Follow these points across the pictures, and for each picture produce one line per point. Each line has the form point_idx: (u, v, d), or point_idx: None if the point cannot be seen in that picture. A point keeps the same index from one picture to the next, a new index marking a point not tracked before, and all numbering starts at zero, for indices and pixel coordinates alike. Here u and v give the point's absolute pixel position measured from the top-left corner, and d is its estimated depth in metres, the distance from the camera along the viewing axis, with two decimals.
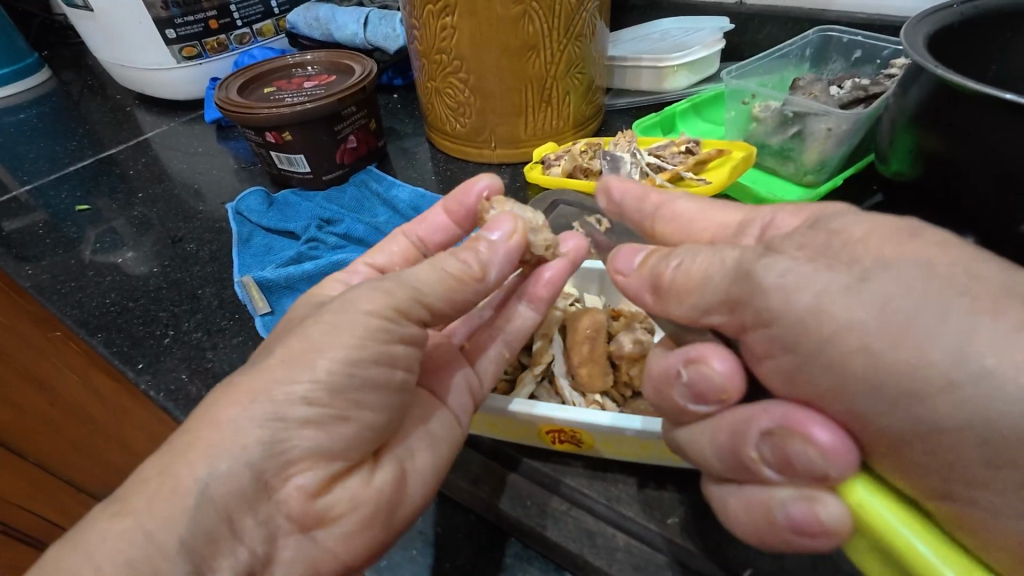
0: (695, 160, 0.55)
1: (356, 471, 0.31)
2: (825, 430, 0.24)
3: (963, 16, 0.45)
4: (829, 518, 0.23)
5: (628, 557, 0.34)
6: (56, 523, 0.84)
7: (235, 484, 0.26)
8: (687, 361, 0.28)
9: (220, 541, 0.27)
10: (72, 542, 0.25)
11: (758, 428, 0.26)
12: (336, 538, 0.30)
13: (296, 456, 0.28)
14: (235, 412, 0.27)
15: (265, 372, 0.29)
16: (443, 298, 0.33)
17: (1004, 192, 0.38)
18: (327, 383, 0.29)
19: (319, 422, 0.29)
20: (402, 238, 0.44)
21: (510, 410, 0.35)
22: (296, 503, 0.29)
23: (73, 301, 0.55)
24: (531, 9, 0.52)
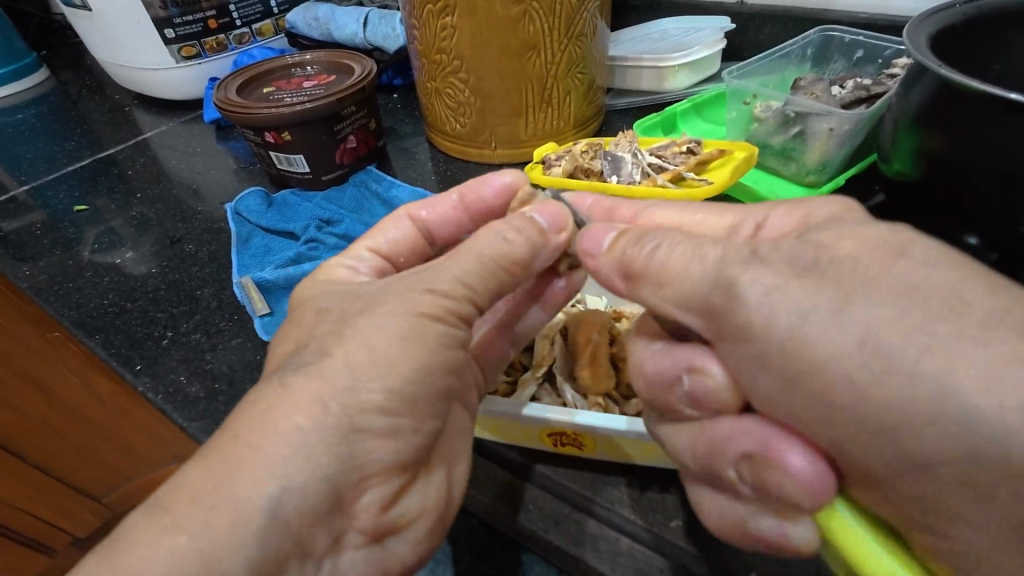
0: (696, 160, 0.55)
1: (418, 481, 0.31)
2: (801, 456, 0.24)
3: (965, 16, 0.44)
4: (800, 539, 0.25)
5: (631, 560, 0.34)
6: (53, 524, 0.85)
7: (308, 500, 0.26)
8: (689, 369, 0.30)
9: (289, 556, 0.26)
10: (112, 560, 0.24)
11: (738, 449, 0.27)
12: (405, 544, 0.30)
13: (372, 470, 0.28)
14: (303, 421, 0.26)
15: (331, 370, 0.28)
16: (489, 286, 0.32)
17: (1008, 190, 0.38)
18: (400, 393, 0.28)
19: (396, 433, 0.29)
20: (408, 222, 0.42)
21: (512, 413, 0.35)
22: (369, 516, 0.28)
23: (71, 303, 0.54)
24: (531, 9, 0.52)
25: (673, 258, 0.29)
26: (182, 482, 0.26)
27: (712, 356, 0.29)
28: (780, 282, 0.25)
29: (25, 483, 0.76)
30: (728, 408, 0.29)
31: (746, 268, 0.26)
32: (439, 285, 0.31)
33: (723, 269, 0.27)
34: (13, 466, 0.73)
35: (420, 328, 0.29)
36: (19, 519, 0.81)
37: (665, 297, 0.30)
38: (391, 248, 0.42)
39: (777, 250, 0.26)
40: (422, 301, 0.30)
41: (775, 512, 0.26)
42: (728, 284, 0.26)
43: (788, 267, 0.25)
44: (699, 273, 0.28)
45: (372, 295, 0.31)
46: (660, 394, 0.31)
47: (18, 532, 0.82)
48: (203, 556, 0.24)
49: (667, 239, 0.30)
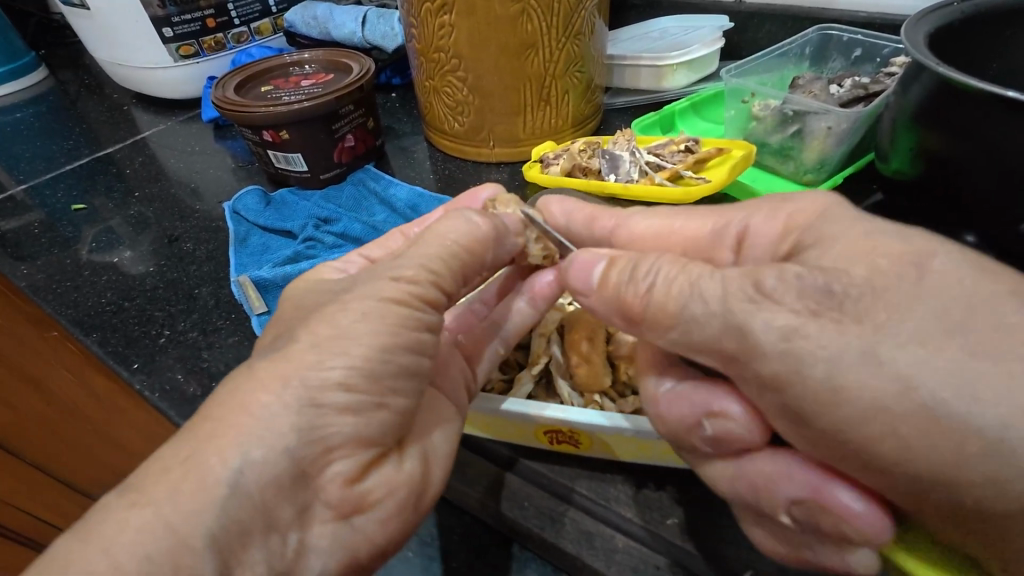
0: (694, 159, 0.55)
1: (388, 457, 0.30)
2: (854, 497, 0.25)
3: (964, 15, 0.44)
4: (860, 566, 0.26)
5: (627, 558, 0.34)
6: (49, 523, 0.85)
7: (268, 472, 0.26)
8: (708, 415, 0.29)
9: (252, 531, 0.26)
10: (82, 533, 0.24)
11: (786, 494, 0.27)
12: (373, 523, 0.29)
13: (336, 443, 0.27)
14: (266, 397, 0.26)
15: (294, 356, 0.27)
16: (452, 269, 0.33)
17: (1007, 187, 0.38)
18: (361, 368, 0.28)
19: (358, 408, 0.28)
20: (400, 236, 0.42)
21: (506, 410, 0.35)
22: (336, 489, 0.28)
23: (68, 301, 0.54)
24: (529, 8, 0.52)
25: (674, 295, 0.29)
26: (155, 459, 0.26)
27: (731, 396, 0.29)
28: (798, 323, 0.24)
29: (25, 484, 0.77)
30: (755, 446, 0.29)
31: (756, 309, 0.25)
32: (406, 273, 0.31)
33: (730, 303, 0.26)
34: (12, 466, 0.74)
35: (383, 310, 0.29)
36: (18, 519, 0.81)
37: (675, 339, 0.29)
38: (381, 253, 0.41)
39: (785, 284, 0.26)
40: (389, 287, 0.30)
41: (830, 541, 0.26)
42: (743, 312, 0.26)
43: (803, 304, 0.25)
44: (703, 313, 0.27)
45: (348, 284, 0.32)
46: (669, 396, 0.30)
47: (15, 531, 0.82)
48: (168, 529, 0.24)
49: (662, 270, 0.30)
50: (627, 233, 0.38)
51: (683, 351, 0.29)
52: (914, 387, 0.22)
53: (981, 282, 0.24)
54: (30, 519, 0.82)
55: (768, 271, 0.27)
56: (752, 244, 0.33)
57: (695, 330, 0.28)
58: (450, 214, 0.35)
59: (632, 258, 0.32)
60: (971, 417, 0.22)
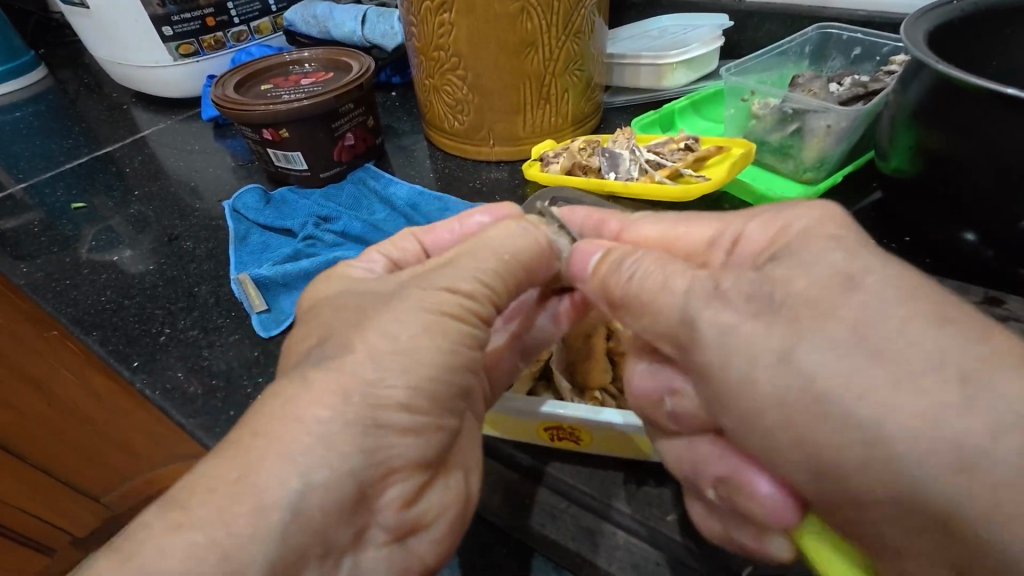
0: (694, 157, 0.55)
1: (437, 478, 0.31)
2: (766, 482, 0.27)
3: (964, 12, 0.44)
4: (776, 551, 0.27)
5: (627, 554, 0.34)
6: (49, 523, 0.85)
7: (332, 493, 0.26)
8: (669, 390, 0.32)
9: (309, 556, 0.25)
10: (125, 554, 0.23)
11: (713, 472, 0.29)
12: (427, 544, 0.30)
13: (396, 465, 0.28)
14: (323, 411, 0.26)
15: (351, 366, 0.27)
16: (507, 285, 0.33)
17: (1004, 185, 0.38)
18: (422, 389, 0.28)
19: (418, 430, 0.28)
20: (412, 240, 0.40)
21: (509, 407, 0.35)
22: (392, 513, 0.28)
23: (67, 300, 0.54)
24: (528, 6, 0.52)
25: (648, 288, 0.30)
26: None
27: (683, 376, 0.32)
28: (743, 320, 0.26)
29: (26, 484, 0.77)
30: (706, 428, 0.31)
31: (711, 303, 0.27)
32: (461, 286, 0.31)
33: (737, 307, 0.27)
34: (13, 466, 0.74)
35: (415, 314, 0.29)
36: (19, 519, 0.82)
37: (642, 327, 0.31)
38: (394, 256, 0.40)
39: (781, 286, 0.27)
40: (445, 300, 0.30)
41: None
42: (751, 306, 0.26)
43: (766, 297, 0.26)
44: (669, 304, 0.29)
45: (387, 291, 0.31)
46: (646, 393, 0.33)
47: (15, 530, 0.82)
48: (221, 555, 0.23)
49: (645, 266, 0.31)
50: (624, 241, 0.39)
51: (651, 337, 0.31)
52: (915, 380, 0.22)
53: None
54: (29, 518, 0.82)
55: (728, 275, 0.28)
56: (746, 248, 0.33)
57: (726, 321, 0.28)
58: (505, 223, 0.34)
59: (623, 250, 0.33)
60: None
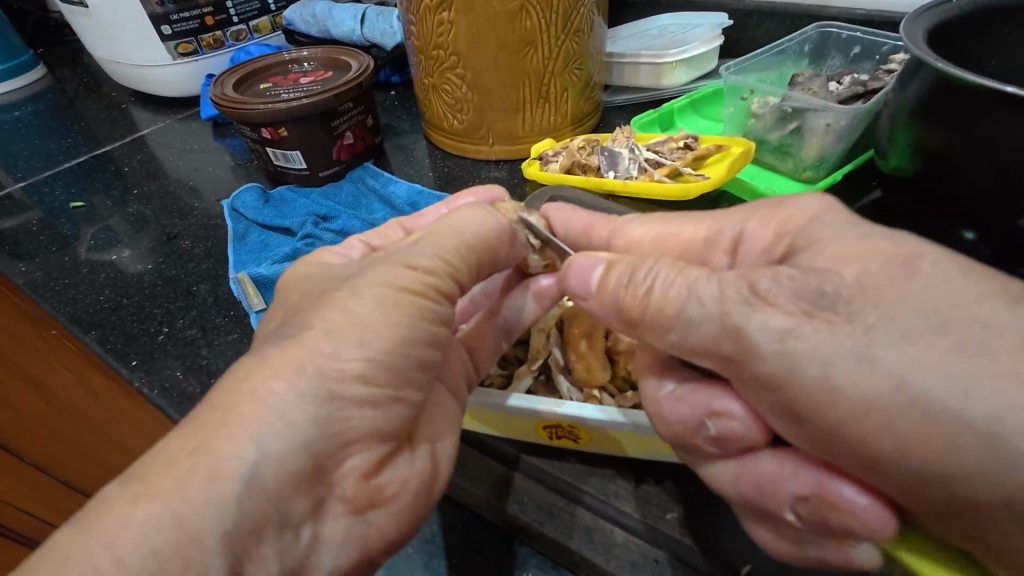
0: (693, 155, 0.55)
1: (401, 452, 0.30)
2: (857, 492, 0.25)
3: (963, 11, 0.44)
4: (861, 561, 0.26)
5: (626, 553, 0.33)
6: (48, 523, 0.85)
7: (287, 465, 0.25)
8: (710, 414, 0.30)
9: (266, 526, 0.25)
10: (83, 526, 0.23)
11: (791, 492, 0.27)
12: (387, 518, 0.29)
13: (354, 437, 0.27)
14: (279, 384, 0.26)
15: (307, 343, 0.27)
16: (467, 262, 0.33)
17: (1003, 184, 0.38)
18: (380, 361, 0.28)
19: (377, 402, 0.28)
20: (398, 227, 0.41)
21: (504, 404, 0.35)
22: (352, 483, 0.28)
23: (67, 299, 0.54)
24: (527, 4, 0.51)
25: (672, 298, 0.30)
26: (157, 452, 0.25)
27: (733, 397, 0.30)
28: (792, 325, 0.25)
29: (25, 484, 0.77)
30: (757, 445, 0.29)
31: (752, 311, 0.26)
32: (420, 262, 0.31)
33: (726, 304, 0.27)
34: (12, 465, 0.74)
35: (394, 306, 0.29)
36: (18, 519, 0.81)
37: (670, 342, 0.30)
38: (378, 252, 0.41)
39: (780, 287, 0.26)
40: (404, 276, 0.30)
41: (832, 540, 0.26)
42: (750, 302, 0.26)
43: (797, 305, 0.26)
44: (699, 315, 0.28)
45: (353, 271, 0.32)
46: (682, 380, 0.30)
47: (13, 530, 0.82)
48: (176, 524, 0.23)
49: (661, 274, 0.30)
50: (623, 239, 0.39)
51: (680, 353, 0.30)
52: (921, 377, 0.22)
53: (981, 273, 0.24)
54: (28, 519, 0.82)
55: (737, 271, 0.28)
56: (746, 249, 0.34)
57: (710, 318, 0.28)
58: (467, 207, 0.35)
59: (631, 261, 0.33)
60: (964, 411, 0.22)
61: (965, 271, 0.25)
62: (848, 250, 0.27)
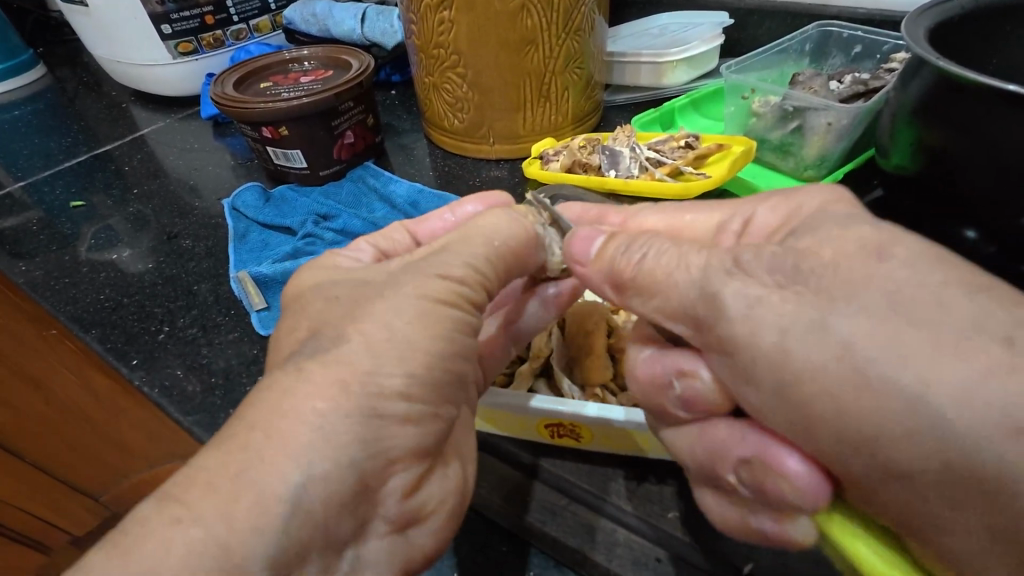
0: (694, 154, 0.55)
1: (435, 468, 0.30)
2: (798, 460, 0.25)
3: (964, 10, 0.44)
4: (798, 536, 0.26)
5: (628, 552, 0.33)
6: (50, 523, 0.85)
7: (333, 486, 0.25)
8: (679, 373, 0.31)
9: (312, 547, 0.25)
10: (122, 547, 0.23)
11: (737, 454, 0.28)
12: (426, 535, 0.30)
13: (397, 456, 0.28)
14: (322, 403, 0.26)
15: (350, 359, 0.27)
16: (497, 269, 0.33)
17: (1003, 183, 0.38)
18: (421, 377, 0.28)
19: (419, 418, 0.28)
20: (403, 230, 0.41)
21: (506, 405, 0.36)
22: (394, 502, 0.28)
23: (67, 298, 0.54)
24: (528, 3, 0.51)
25: (659, 274, 0.30)
26: None
27: (701, 360, 0.30)
28: (764, 293, 0.26)
29: (26, 484, 0.78)
30: (719, 410, 0.30)
31: (730, 310, 0.26)
32: (453, 272, 0.31)
33: (705, 296, 0.27)
34: (13, 465, 0.74)
35: (394, 306, 0.29)
36: (19, 519, 0.82)
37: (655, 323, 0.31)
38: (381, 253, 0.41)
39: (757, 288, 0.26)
40: (436, 285, 0.30)
41: (775, 514, 0.27)
42: (746, 298, 0.26)
43: (791, 293, 0.25)
44: (684, 281, 0.29)
45: (354, 276, 0.32)
46: (681, 379, 0.31)
47: (14, 530, 0.83)
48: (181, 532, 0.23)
49: (655, 246, 0.31)
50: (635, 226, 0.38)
51: (659, 318, 0.31)
52: None
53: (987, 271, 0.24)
54: (30, 519, 0.83)
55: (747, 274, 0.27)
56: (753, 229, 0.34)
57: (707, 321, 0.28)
58: (496, 213, 0.35)
59: (630, 236, 0.33)
60: None
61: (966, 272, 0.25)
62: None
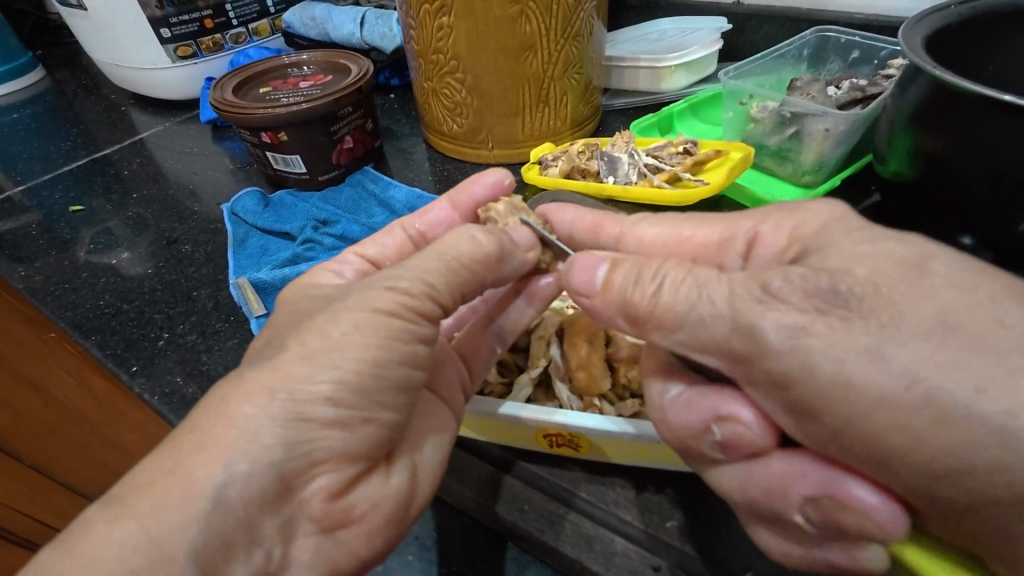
0: (692, 160, 0.55)
1: (375, 470, 0.30)
2: (869, 491, 0.25)
3: (961, 17, 0.44)
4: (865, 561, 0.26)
5: (627, 561, 0.34)
6: (48, 524, 0.85)
7: (255, 486, 0.26)
8: (718, 418, 0.30)
9: (235, 545, 0.25)
10: (90, 546, 0.24)
11: (800, 493, 0.27)
12: (357, 538, 0.30)
13: (323, 457, 0.28)
14: (249, 409, 0.27)
15: (307, 370, 0.28)
16: (452, 285, 0.33)
17: (999, 191, 0.38)
18: (352, 384, 0.28)
19: (347, 423, 0.28)
20: (400, 230, 0.43)
21: (507, 413, 0.35)
22: (319, 503, 0.28)
23: (67, 304, 0.54)
24: (527, 9, 0.52)
25: (678, 300, 0.30)
26: (167, 474, 0.26)
27: (742, 401, 0.29)
28: (806, 321, 0.25)
29: (25, 485, 0.77)
30: (766, 449, 0.29)
31: (742, 324, 0.26)
32: (400, 283, 0.31)
33: (723, 315, 0.27)
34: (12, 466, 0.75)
35: (395, 321, 0.30)
36: (16, 520, 0.81)
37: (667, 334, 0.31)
38: (379, 253, 0.42)
39: (790, 287, 0.26)
40: (382, 298, 0.30)
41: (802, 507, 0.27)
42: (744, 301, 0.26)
43: (810, 303, 0.26)
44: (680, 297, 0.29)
45: (356, 293, 0.32)
46: (688, 425, 0.31)
47: (11, 532, 0.82)
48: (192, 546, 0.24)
49: (669, 275, 0.31)
50: (632, 241, 0.39)
51: (687, 350, 0.30)
52: (917, 393, 0.23)
53: (984, 282, 0.25)
54: (29, 521, 0.82)
55: (752, 286, 0.27)
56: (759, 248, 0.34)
57: (704, 334, 0.28)
58: (454, 230, 0.34)
59: (634, 262, 0.33)
60: (958, 422, 0.22)
61: (957, 286, 0.25)
62: (846, 258, 0.27)
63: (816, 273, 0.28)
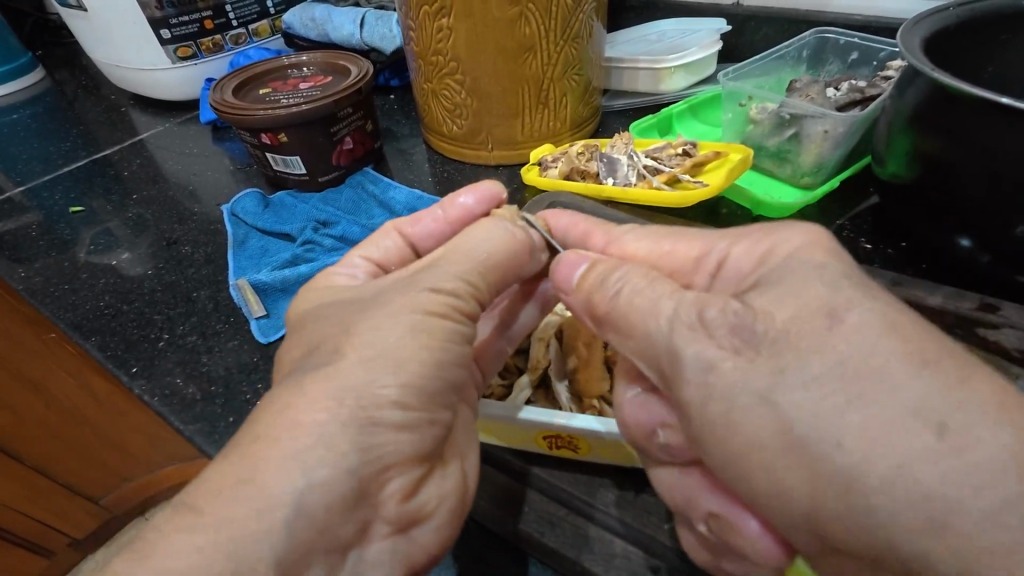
0: (691, 162, 0.55)
1: (435, 472, 0.31)
2: (756, 523, 0.28)
3: (959, 19, 0.44)
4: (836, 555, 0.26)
5: (628, 562, 0.33)
6: (49, 524, 0.85)
7: (335, 491, 0.26)
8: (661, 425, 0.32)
9: (317, 549, 0.26)
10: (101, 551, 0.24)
11: (706, 509, 0.29)
12: (430, 534, 0.30)
13: (392, 461, 0.28)
14: (320, 415, 0.27)
15: (314, 373, 0.28)
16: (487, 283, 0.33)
17: (997, 193, 0.38)
18: (415, 387, 0.29)
19: (415, 425, 0.29)
20: (394, 234, 0.42)
21: (506, 416, 0.35)
22: (394, 506, 0.29)
23: (66, 305, 0.54)
24: (526, 10, 0.52)
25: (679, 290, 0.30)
26: None
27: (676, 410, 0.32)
28: (718, 359, 0.26)
29: (25, 485, 0.78)
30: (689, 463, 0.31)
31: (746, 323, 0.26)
32: (445, 285, 0.31)
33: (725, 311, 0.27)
34: (12, 466, 0.74)
35: (397, 322, 0.30)
36: (16, 520, 0.81)
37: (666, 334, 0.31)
38: (381, 255, 0.42)
39: (769, 299, 0.27)
40: (427, 300, 0.31)
41: None
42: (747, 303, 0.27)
43: (729, 340, 0.26)
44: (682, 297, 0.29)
45: (358, 296, 0.32)
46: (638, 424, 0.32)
47: (11, 533, 0.82)
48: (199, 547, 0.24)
49: (630, 281, 0.31)
50: (618, 250, 0.39)
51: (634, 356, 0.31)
52: None
53: None
54: (30, 521, 0.82)
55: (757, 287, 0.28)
56: (728, 269, 0.33)
57: None
58: (487, 224, 0.35)
59: (611, 264, 0.33)
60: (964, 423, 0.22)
61: None
62: (846, 261, 0.27)
63: (817, 271, 0.28)
